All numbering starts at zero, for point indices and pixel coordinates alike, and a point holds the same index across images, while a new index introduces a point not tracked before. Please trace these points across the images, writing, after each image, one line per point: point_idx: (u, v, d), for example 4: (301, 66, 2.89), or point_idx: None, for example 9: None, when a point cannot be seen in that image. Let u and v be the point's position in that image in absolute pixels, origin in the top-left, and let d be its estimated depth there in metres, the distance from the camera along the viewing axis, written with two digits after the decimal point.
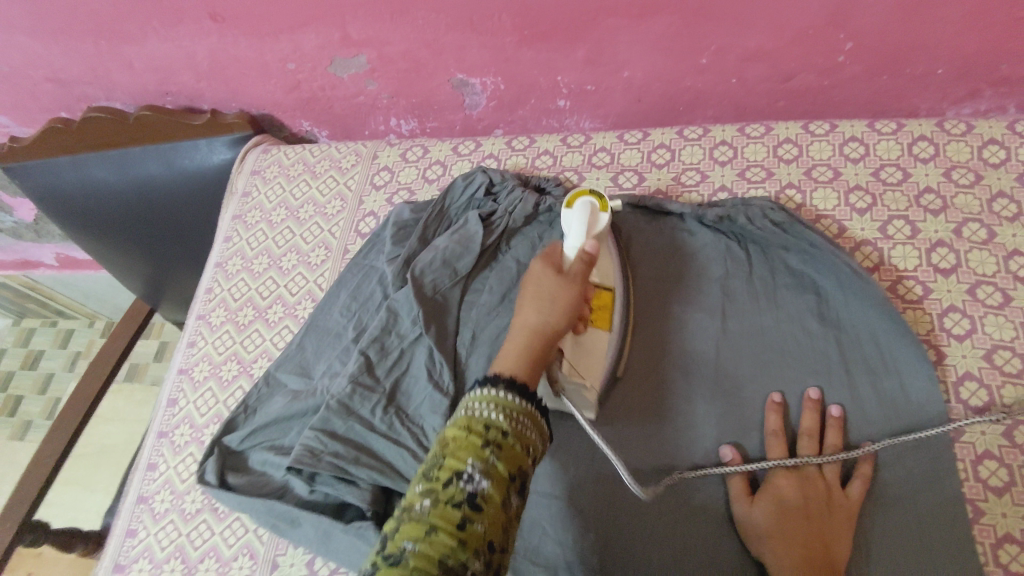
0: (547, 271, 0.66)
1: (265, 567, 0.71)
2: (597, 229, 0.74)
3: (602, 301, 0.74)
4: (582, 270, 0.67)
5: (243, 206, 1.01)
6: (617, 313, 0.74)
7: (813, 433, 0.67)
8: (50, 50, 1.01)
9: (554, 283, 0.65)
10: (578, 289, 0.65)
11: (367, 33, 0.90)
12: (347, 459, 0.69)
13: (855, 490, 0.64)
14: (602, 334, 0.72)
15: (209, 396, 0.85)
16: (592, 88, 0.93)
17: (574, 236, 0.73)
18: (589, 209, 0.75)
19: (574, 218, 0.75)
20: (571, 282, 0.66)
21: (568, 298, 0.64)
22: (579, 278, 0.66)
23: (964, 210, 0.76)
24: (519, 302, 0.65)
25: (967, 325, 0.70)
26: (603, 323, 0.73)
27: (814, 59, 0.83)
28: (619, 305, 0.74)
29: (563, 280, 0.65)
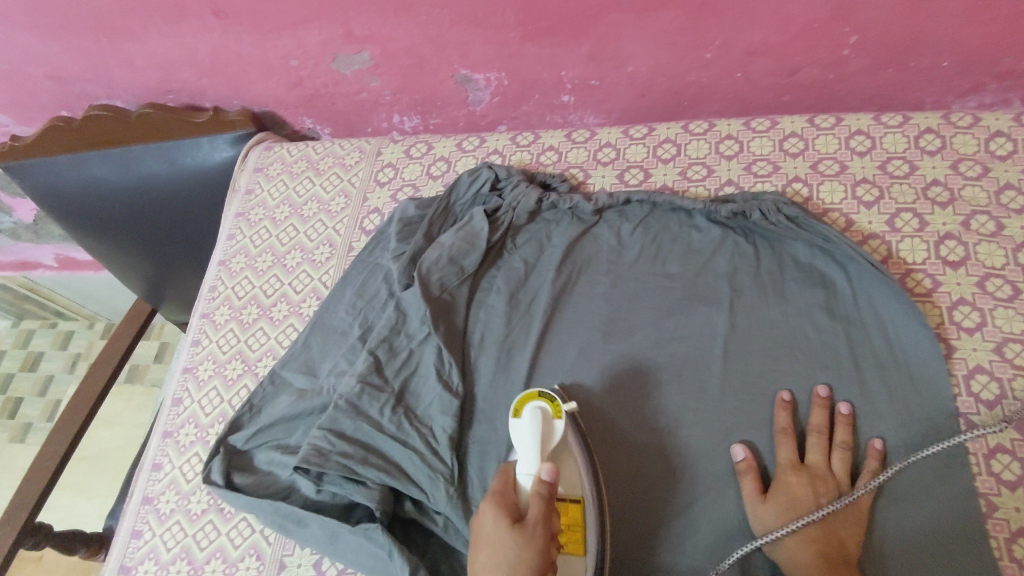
0: (501, 524, 0.59)
1: (273, 567, 0.71)
2: (551, 448, 0.66)
3: (570, 518, 0.64)
4: (541, 522, 0.58)
5: (246, 204, 1.01)
6: (591, 531, 0.64)
7: (823, 431, 0.67)
8: (50, 48, 1.00)
9: (512, 545, 0.57)
10: (538, 546, 0.57)
11: (370, 29, 0.89)
12: (356, 460, 0.69)
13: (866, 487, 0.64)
14: (578, 564, 0.62)
15: (214, 395, 0.84)
16: (596, 83, 0.92)
17: (526, 464, 0.64)
18: (540, 420, 0.66)
19: (526, 437, 0.65)
20: (532, 537, 0.57)
21: (529, 568, 0.56)
22: (540, 528, 0.58)
23: (972, 203, 0.76)
24: (473, 569, 0.58)
25: (977, 318, 0.70)
26: (575, 550, 0.63)
27: (819, 52, 0.83)
28: (591, 522, 0.64)
29: (522, 538, 0.57)
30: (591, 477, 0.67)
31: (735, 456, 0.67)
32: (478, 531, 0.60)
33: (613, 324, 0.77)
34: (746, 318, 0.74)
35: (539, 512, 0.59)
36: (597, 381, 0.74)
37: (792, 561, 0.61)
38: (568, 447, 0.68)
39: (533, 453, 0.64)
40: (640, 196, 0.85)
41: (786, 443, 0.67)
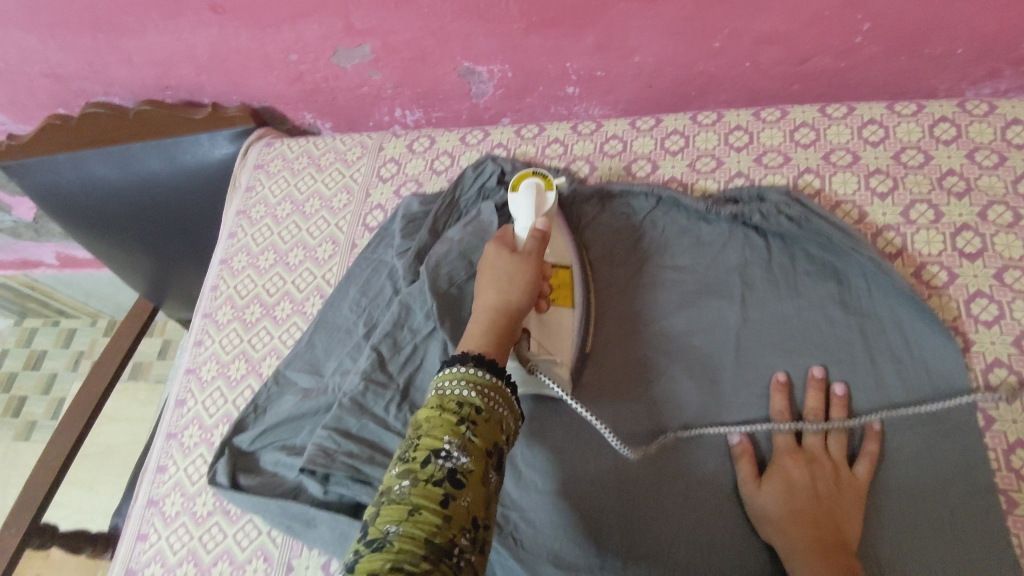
0: (502, 252, 0.67)
1: (281, 570, 0.70)
2: (546, 207, 0.75)
3: (561, 279, 0.73)
4: (535, 247, 0.67)
5: (247, 201, 0.99)
6: (579, 288, 0.74)
7: (819, 414, 0.66)
8: (46, 45, 0.99)
9: (508, 262, 0.66)
10: (534, 263, 0.66)
11: (371, 22, 0.88)
12: (362, 459, 0.68)
13: (863, 468, 0.63)
14: (568, 313, 0.71)
15: (218, 396, 0.83)
16: (602, 74, 0.90)
17: (522, 219, 0.73)
18: (534, 187, 0.75)
19: (522, 198, 0.74)
20: (528, 259, 0.66)
21: (526, 274, 0.65)
22: (534, 254, 0.67)
23: (988, 193, 0.74)
24: (478, 282, 0.66)
25: (995, 311, 0.69)
26: (566, 303, 0.72)
27: (830, 41, 0.81)
28: (578, 283, 0.74)
29: (518, 258, 0.66)
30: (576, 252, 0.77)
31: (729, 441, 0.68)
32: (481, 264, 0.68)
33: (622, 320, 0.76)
34: (758, 312, 0.73)
35: (534, 245, 0.67)
36: (607, 378, 0.73)
37: (789, 545, 0.59)
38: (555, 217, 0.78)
39: (529, 211, 0.73)
40: (649, 188, 0.82)
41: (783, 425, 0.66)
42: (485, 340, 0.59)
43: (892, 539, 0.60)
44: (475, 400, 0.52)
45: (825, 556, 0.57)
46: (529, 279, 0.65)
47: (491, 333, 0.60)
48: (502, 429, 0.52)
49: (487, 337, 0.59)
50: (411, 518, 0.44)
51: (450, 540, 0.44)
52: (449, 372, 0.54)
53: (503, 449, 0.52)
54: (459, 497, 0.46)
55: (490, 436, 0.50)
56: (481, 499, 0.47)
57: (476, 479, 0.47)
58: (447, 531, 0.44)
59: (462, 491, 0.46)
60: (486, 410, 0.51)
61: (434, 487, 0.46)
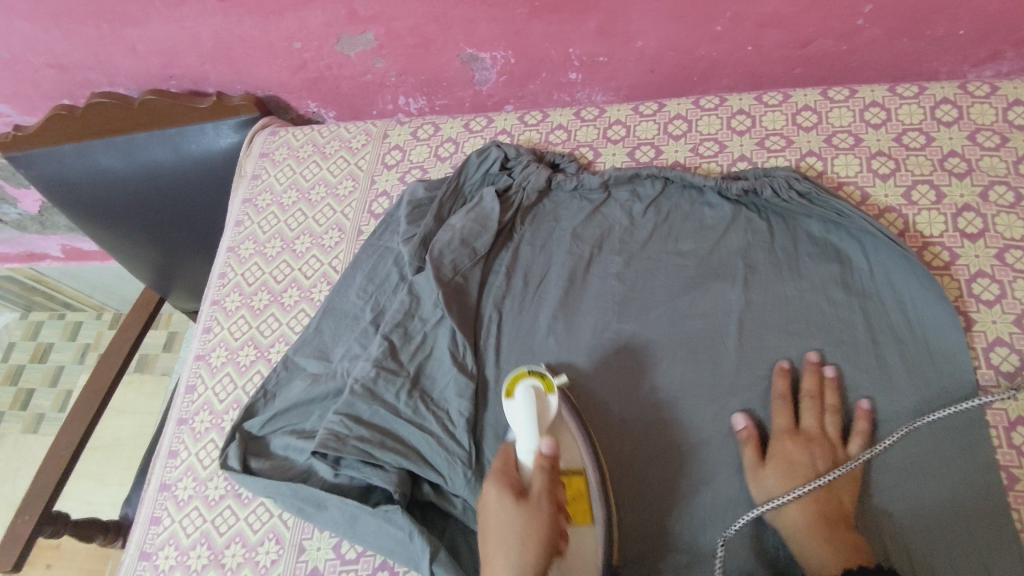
0: (508, 498, 0.59)
1: (292, 551, 0.71)
2: (547, 419, 0.65)
3: (575, 490, 0.64)
4: (545, 491, 0.59)
5: (253, 189, 1.00)
6: (595, 499, 0.64)
7: (814, 396, 0.67)
8: (51, 35, 0.99)
9: (517, 514, 0.58)
10: (546, 519, 0.58)
11: (374, 9, 0.88)
12: (373, 444, 0.69)
13: (856, 446, 0.64)
14: (587, 530, 0.63)
15: (227, 381, 0.84)
16: (605, 59, 0.91)
17: (525, 436, 0.63)
18: (532, 393, 0.66)
19: (518, 410, 0.65)
20: (540, 510, 0.58)
21: (537, 532, 0.57)
22: (544, 499, 0.59)
23: (989, 173, 0.75)
24: (485, 552, 0.58)
25: (996, 291, 0.69)
26: (584, 518, 0.63)
27: (832, 23, 0.81)
28: (595, 490, 0.64)
29: (527, 508, 0.58)
30: (591, 449, 0.67)
31: (734, 426, 0.68)
32: (484, 513, 0.60)
33: (626, 304, 0.77)
34: (761, 294, 0.74)
35: (544, 486, 0.60)
36: (612, 361, 0.74)
37: (788, 526, 0.62)
38: (563, 422, 0.68)
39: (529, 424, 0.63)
40: (653, 171, 0.83)
41: (782, 408, 0.67)
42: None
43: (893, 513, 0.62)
44: None
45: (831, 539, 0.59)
46: (542, 540, 0.56)
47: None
48: None
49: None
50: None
51: None
52: None
53: None
54: None
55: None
56: None
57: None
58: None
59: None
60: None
61: None
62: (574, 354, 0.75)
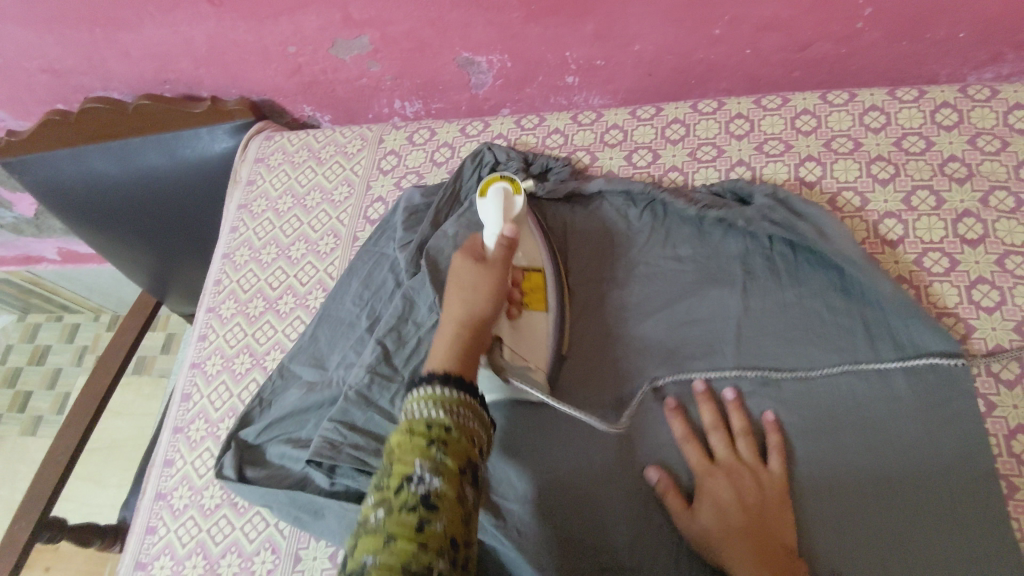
0: (468, 262, 0.68)
1: (288, 561, 0.71)
2: (513, 214, 0.75)
3: (532, 284, 0.74)
4: (503, 255, 0.69)
5: (248, 194, 0.99)
6: (550, 291, 0.74)
7: (719, 426, 0.67)
8: (44, 40, 0.98)
9: (474, 272, 0.67)
10: (498, 276, 0.67)
11: (369, 13, 0.87)
12: (368, 451, 0.68)
13: (777, 464, 0.64)
14: (540, 314, 0.73)
15: (223, 389, 0.83)
16: (602, 63, 0.90)
17: (491, 227, 0.73)
18: (502, 194, 0.75)
19: (489, 203, 0.75)
20: (492, 271, 0.67)
21: (489, 285, 0.66)
22: (500, 264, 0.68)
23: (990, 178, 0.74)
24: (447, 297, 0.67)
25: (996, 297, 0.69)
26: (538, 306, 0.73)
27: (831, 26, 0.80)
28: (551, 286, 0.75)
29: (484, 268, 0.67)
30: (551, 257, 0.77)
31: (649, 481, 0.66)
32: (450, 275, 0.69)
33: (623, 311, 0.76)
34: (759, 301, 0.73)
35: (500, 255, 0.69)
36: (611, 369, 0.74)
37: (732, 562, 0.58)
38: (525, 221, 0.78)
39: (496, 220, 0.73)
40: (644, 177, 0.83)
41: (691, 447, 0.67)
42: (453, 351, 0.59)
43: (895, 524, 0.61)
44: (443, 420, 0.51)
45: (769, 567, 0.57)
46: (494, 291, 0.66)
47: (456, 353, 0.59)
48: (475, 445, 0.52)
49: (451, 356, 0.59)
50: (389, 544, 0.44)
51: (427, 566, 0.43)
52: (415, 394, 0.54)
53: (478, 465, 0.52)
54: (435, 522, 0.45)
55: (464, 451, 0.50)
56: (460, 522, 0.47)
57: (449, 501, 0.47)
58: (424, 555, 0.43)
59: (436, 510, 0.46)
60: (456, 423, 0.52)
61: (408, 514, 0.45)
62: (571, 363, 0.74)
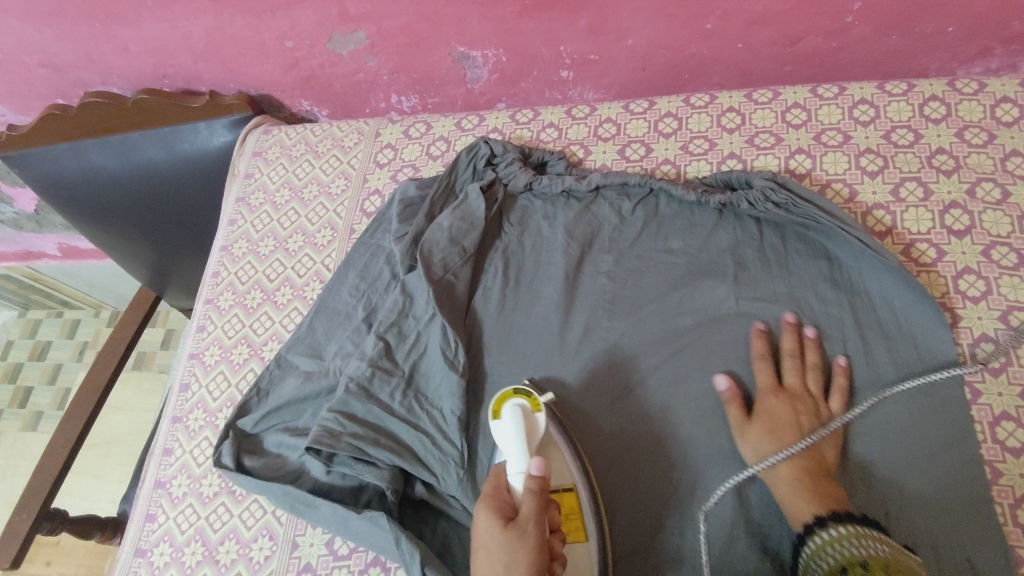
0: (496, 524, 0.55)
1: (286, 547, 0.72)
2: (536, 439, 0.66)
3: (566, 506, 0.65)
4: (537, 515, 0.56)
5: (246, 187, 1.00)
6: (587, 516, 0.64)
7: (795, 354, 0.69)
8: (44, 35, 0.99)
9: (506, 540, 0.54)
10: (535, 547, 0.54)
11: (365, 8, 0.88)
12: (366, 441, 0.69)
13: (837, 404, 0.66)
14: (582, 547, 0.63)
15: (221, 380, 0.85)
16: (595, 57, 0.91)
17: (516, 457, 0.63)
18: (520, 415, 0.67)
19: (512, 432, 0.65)
20: (529, 536, 0.54)
21: (529, 561, 0.53)
22: (535, 523, 0.55)
23: (977, 170, 0.75)
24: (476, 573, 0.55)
25: (982, 287, 0.70)
26: (575, 535, 0.64)
27: (822, 20, 0.81)
28: (587, 509, 0.65)
29: (518, 534, 0.54)
30: (580, 465, 0.67)
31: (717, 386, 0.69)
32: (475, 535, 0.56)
33: (616, 302, 0.77)
34: (749, 291, 0.74)
35: (533, 509, 0.56)
36: (604, 357, 0.75)
37: (775, 477, 0.62)
38: (551, 438, 0.68)
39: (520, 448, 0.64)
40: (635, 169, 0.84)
41: (764, 369, 0.68)
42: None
43: (883, 507, 0.62)
44: None
45: (808, 485, 0.61)
46: (535, 569, 0.53)
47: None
48: None
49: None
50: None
51: None
52: None
53: None
54: None
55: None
56: None
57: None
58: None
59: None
60: None
61: None
62: (566, 353, 0.75)
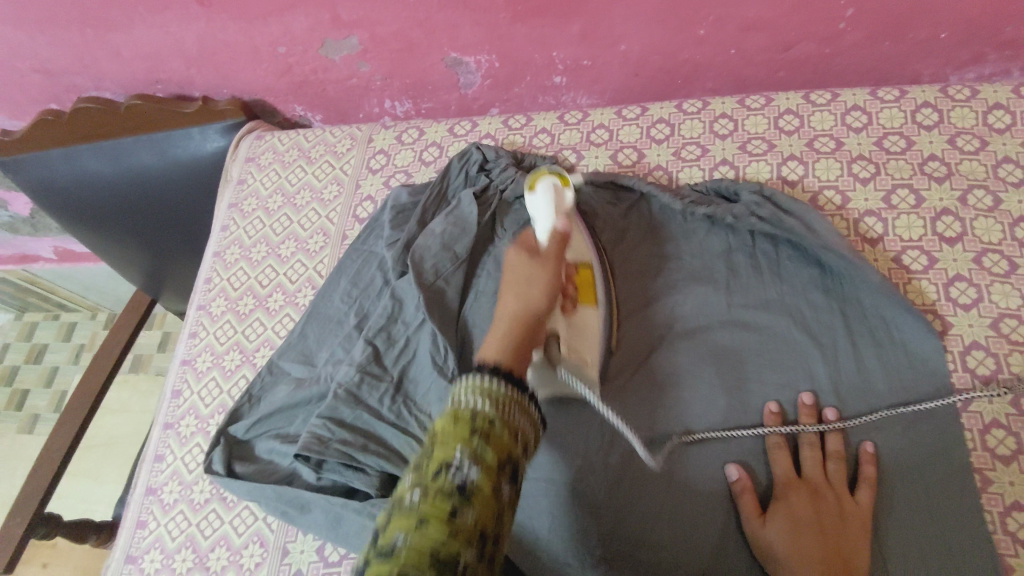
0: (521, 256, 0.62)
1: (276, 554, 0.72)
2: (565, 207, 0.72)
3: (584, 277, 0.71)
4: (557, 249, 0.63)
5: (239, 193, 1.00)
6: (599, 288, 0.72)
7: (816, 443, 0.65)
8: (37, 41, 1.00)
9: (529, 266, 0.61)
10: (552, 271, 0.61)
11: (357, 14, 0.88)
12: (356, 447, 0.69)
13: (865, 495, 0.62)
14: (592, 311, 0.69)
15: (213, 386, 0.84)
16: (588, 63, 0.91)
17: (542, 217, 0.70)
18: (551, 187, 0.73)
19: (539, 198, 0.72)
20: (547, 264, 0.62)
21: (546, 279, 0.60)
22: (552, 258, 0.62)
23: (969, 177, 0.75)
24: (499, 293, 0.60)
25: (974, 294, 0.70)
26: (589, 301, 0.70)
27: (814, 27, 0.81)
28: (599, 280, 0.72)
29: (539, 262, 0.62)
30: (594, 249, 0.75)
31: (728, 477, 0.65)
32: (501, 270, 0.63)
33: None
34: (738, 295, 0.74)
35: (555, 248, 0.63)
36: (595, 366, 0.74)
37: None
38: (572, 221, 0.75)
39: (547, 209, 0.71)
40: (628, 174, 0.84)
41: (781, 457, 0.65)
42: (508, 343, 0.52)
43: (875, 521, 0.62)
44: (489, 412, 0.44)
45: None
46: (550, 285, 0.60)
47: (513, 342, 0.52)
48: (518, 441, 0.45)
49: (507, 346, 0.52)
50: (418, 531, 0.38)
51: (455, 558, 0.37)
52: (465, 381, 0.48)
53: (520, 464, 0.45)
54: (468, 514, 0.39)
55: (504, 448, 0.43)
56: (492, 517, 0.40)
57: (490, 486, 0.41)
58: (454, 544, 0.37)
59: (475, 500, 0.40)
60: (501, 417, 0.45)
61: (443, 501, 0.39)
62: None
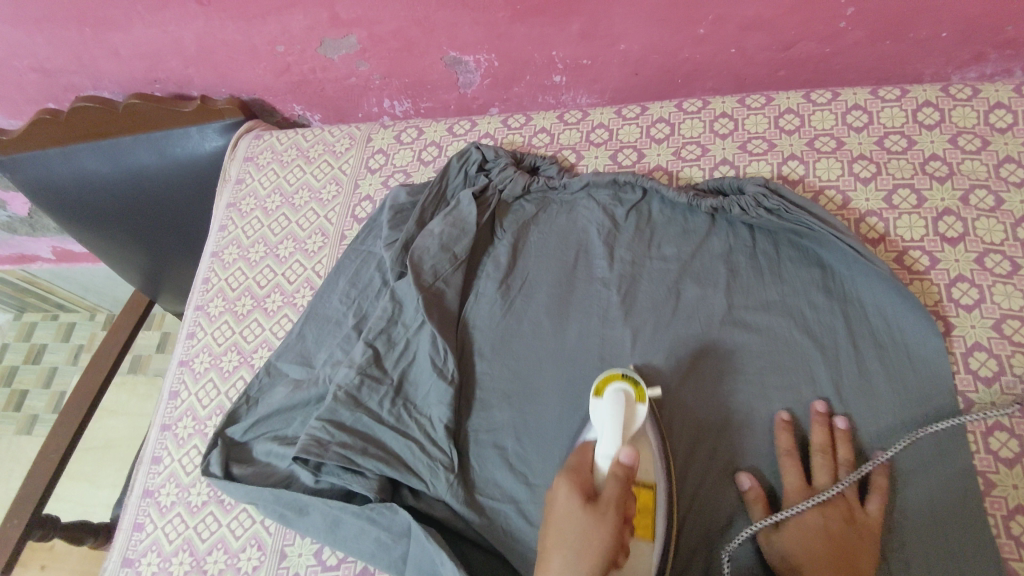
0: (574, 502, 0.55)
1: (274, 558, 0.71)
2: (633, 431, 0.62)
3: (643, 501, 0.61)
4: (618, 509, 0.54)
5: (237, 193, 1.00)
6: (660, 512, 0.61)
7: (826, 450, 0.64)
8: (34, 40, 0.99)
9: (582, 521, 0.53)
10: (612, 530, 0.53)
11: (356, 12, 0.88)
12: (355, 450, 0.69)
13: (875, 506, 0.61)
14: (648, 548, 0.59)
15: (211, 387, 0.84)
16: (588, 62, 0.91)
17: (604, 443, 0.60)
18: (622, 399, 0.62)
19: (606, 413, 0.62)
20: (608, 521, 0.53)
21: (602, 546, 0.52)
22: (614, 508, 0.54)
23: (971, 176, 0.75)
24: (544, 546, 0.54)
25: (976, 295, 0.69)
26: (644, 534, 0.60)
27: (815, 26, 0.81)
28: (662, 509, 0.62)
29: (594, 519, 0.53)
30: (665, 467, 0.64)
31: (740, 486, 0.65)
32: (550, 505, 0.56)
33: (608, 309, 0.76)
34: (739, 297, 0.73)
35: (617, 494, 0.55)
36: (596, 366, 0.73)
37: None
38: (644, 434, 0.64)
39: (611, 434, 0.60)
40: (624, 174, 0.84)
41: (791, 468, 0.64)
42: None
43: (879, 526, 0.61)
44: None
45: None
46: (604, 553, 0.52)
47: None
48: None
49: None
50: None
51: None
52: None
53: None
54: None
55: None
56: None
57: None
58: None
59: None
60: None
61: None
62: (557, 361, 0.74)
